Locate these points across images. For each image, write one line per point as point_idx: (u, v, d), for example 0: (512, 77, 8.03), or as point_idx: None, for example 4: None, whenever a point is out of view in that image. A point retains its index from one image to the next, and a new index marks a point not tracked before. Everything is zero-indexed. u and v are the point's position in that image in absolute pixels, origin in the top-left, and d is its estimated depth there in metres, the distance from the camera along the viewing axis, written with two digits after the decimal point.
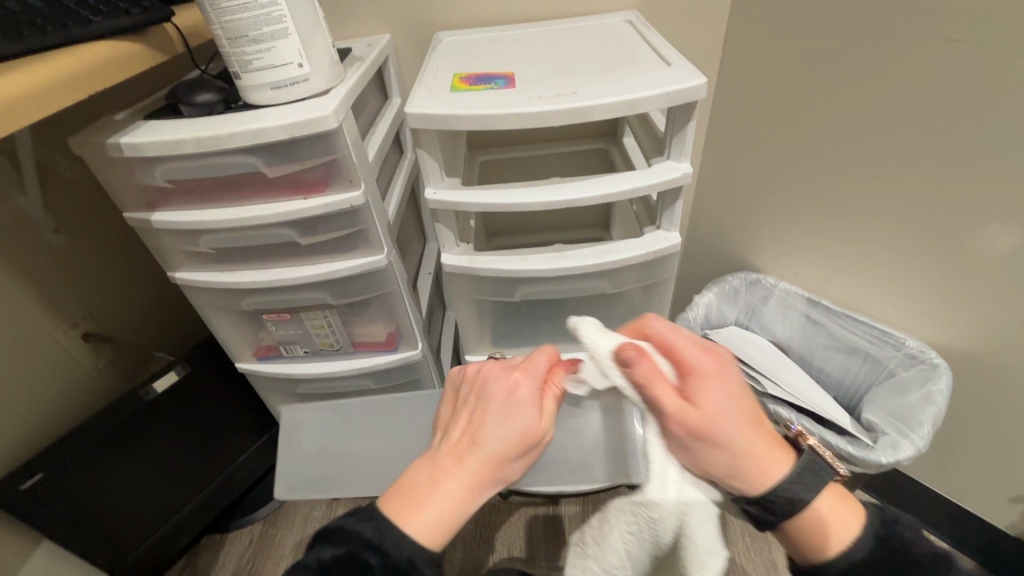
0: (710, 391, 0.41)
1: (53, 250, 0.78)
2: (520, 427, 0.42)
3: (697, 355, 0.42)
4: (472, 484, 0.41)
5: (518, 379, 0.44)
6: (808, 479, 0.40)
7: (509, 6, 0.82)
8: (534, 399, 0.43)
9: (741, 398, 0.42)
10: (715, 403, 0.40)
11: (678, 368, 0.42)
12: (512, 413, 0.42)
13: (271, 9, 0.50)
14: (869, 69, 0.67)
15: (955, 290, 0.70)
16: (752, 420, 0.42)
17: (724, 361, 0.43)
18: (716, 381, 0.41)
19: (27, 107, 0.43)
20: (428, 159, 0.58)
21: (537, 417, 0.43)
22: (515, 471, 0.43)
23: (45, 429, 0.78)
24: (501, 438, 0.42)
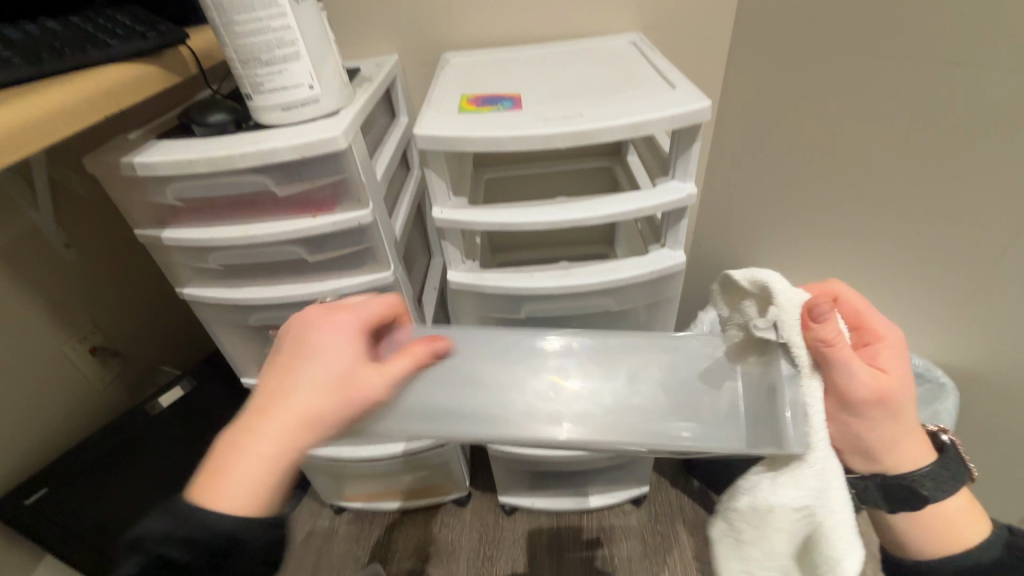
0: (893, 362, 0.43)
1: (64, 265, 0.79)
2: (339, 373, 0.40)
3: (882, 330, 0.43)
4: (282, 437, 0.37)
5: (332, 322, 0.42)
6: (950, 483, 0.46)
7: (516, 28, 0.83)
8: (351, 344, 0.41)
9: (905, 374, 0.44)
10: (897, 373, 0.43)
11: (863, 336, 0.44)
12: (329, 356, 0.40)
13: (283, 33, 0.51)
14: (871, 90, 0.68)
15: (960, 309, 0.70)
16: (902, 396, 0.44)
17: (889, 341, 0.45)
18: (896, 351, 0.44)
19: (45, 129, 0.44)
20: (435, 178, 0.59)
21: (354, 357, 0.41)
22: (339, 428, 0.39)
23: (52, 442, 0.78)
24: (318, 384, 0.39)
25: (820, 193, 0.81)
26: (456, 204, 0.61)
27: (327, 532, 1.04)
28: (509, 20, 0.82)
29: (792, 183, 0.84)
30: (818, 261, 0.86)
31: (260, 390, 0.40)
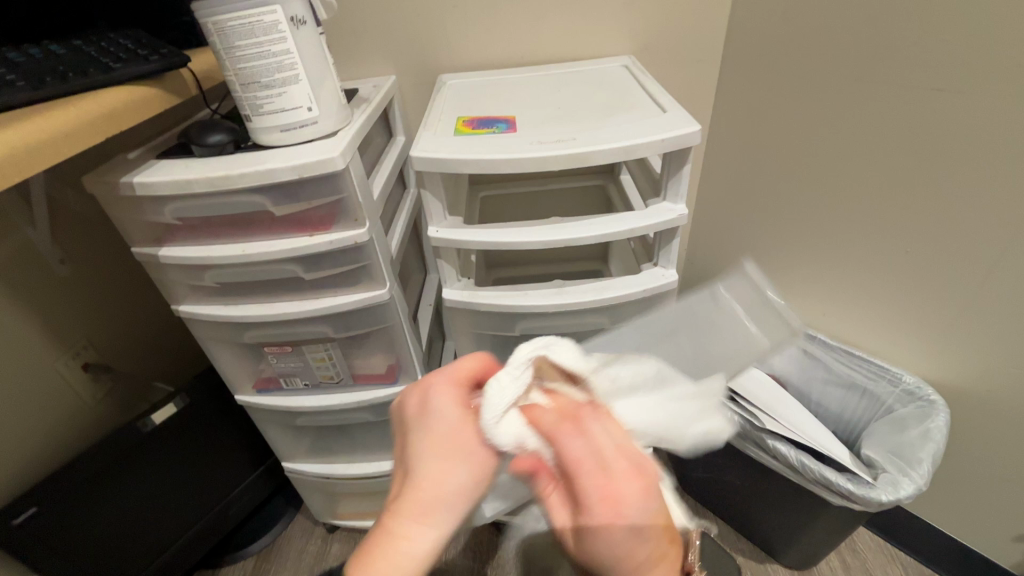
0: (594, 539, 0.31)
1: (58, 281, 0.79)
2: (455, 432, 0.35)
3: (604, 484, 0.31)
4: (414, 518, 0.33)
5: (434, 383, 0.38)
6: None
7: (513, 51, 0.85)
8: (455, 399, 0.37)
9: (641, 540, 0.31)
10: (598, 551, 0.31)
11: (570, 493, 0.33)
12: (436, 419, 0.36)
13: (283, 57, 0.52)
14: (859, 113, 0.71)
15: (948, 326, 0.71)
16: (653, 549, 0.32)
17: (635, 486, 0.31)
18: (610, 525, 0.31)
19: (48, 151, 0.45)
20: (431, 198, 0.60)
21: (466, 413, 0.36)
22: (477, 491, 0.34)
23: (42, 460, 0.77)
24: (439, 450, 0.34)
25: (811, 211, 0.82)
26: (452, 223, 0.62)
27: (318, 552, 1.03)
28: (505, 44, 0.84)
29: (784, 202, 0.86)
30: (810, 279, 0.87)
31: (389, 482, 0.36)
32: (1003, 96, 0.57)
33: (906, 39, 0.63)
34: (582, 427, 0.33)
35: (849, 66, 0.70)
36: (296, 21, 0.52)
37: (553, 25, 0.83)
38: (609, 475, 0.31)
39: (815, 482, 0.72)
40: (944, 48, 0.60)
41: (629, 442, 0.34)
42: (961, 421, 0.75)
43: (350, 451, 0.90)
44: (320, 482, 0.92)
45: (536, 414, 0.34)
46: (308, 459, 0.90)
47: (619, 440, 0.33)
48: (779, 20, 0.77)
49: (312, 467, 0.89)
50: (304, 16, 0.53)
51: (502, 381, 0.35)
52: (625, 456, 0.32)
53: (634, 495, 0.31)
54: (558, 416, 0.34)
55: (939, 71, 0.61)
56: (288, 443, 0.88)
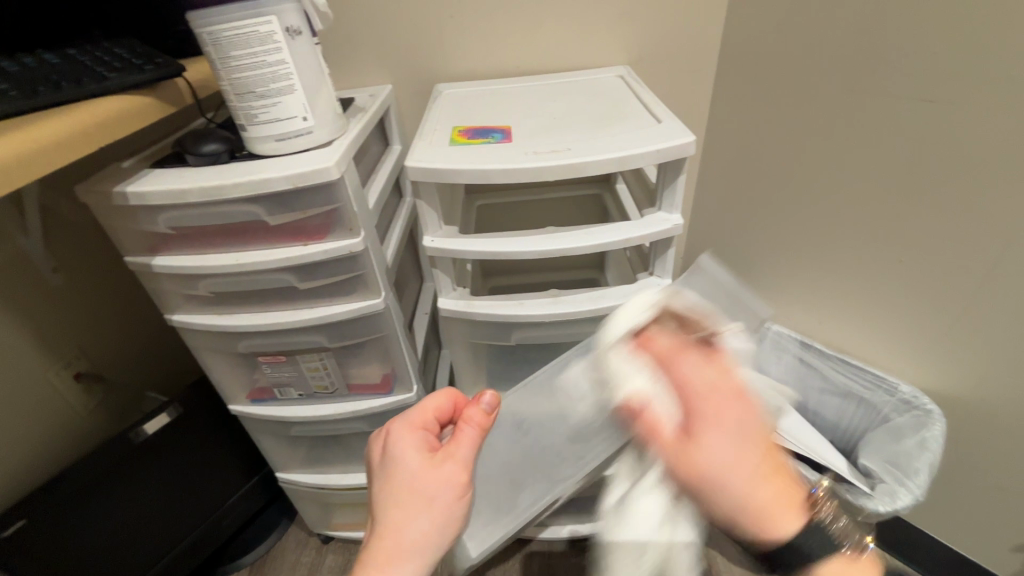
0: (704, 441, 0.34)
1: (51, 290, 0.78)
2: (413, 480, 0.43)
3: (713, 400, 0.35)
4: (384, 560, 0.41)
5: (394, 432, 0.46)
6: (819, 549, 0.34)
7: (509, 61, 0.85)
8: (413, 447, 0.45)
9: (747, 447, 0.34)
10: (709, 454, 0.33)
11: (681, 411, 0.36)
12: (399, 467, 0.44)
13: (277, 68, 0.52)
14: (852, 123, 0.71)
15: (943, 335, 0.71)
16: (764, 467, 0.34)
17: (741, 404, 0.35)
18: (719, 424, 0.34)
19: (39, 160, 0.44)
20: (426, 208, 0.60)
21: (422, 460, 0.44)
22: (434, 528, 0.43)
23: (32, 472, 0.76)
24: (400, 497, 0.43)
25: (806, 221, 0.83)
26: (447, 233, 0.62)
27: (312, 563, 1.01)
28: (501, 54, 0.85)
29: (778, 211, 0.86)
30: (805, 287, 0.87)
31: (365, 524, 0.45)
32: (995, 107, 0.57)
33: (900, 50, 0.63)
34: (688, 355, 0.37)
35: (842, 77, 0.70)
36: (291, 32, 0.52)
37: (549, 36, 0.83)
38: (713, 390, 0.35)
39: None
40: (937, 59, 0.60)
41: (733, 370, 0.37)
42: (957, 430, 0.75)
43: (345, 461, 0.89)
44: (314, 493, 0.91)
45: (653, 347, 0.39)
46: (302, 469, 0.89)
47: (724, 369, 0.37)
48: (772, 31, 0.77)
49: (307, 478, 0.89)
50: (299, 26, 0.53)
51: (623, 316, 0.41)
52: (730, 382, 0.36)
53: (738, 412, 0.34)
54: (670, 347, 0.38)
55: (932, 82, 0.62)
56: (282, 453, 0.87)
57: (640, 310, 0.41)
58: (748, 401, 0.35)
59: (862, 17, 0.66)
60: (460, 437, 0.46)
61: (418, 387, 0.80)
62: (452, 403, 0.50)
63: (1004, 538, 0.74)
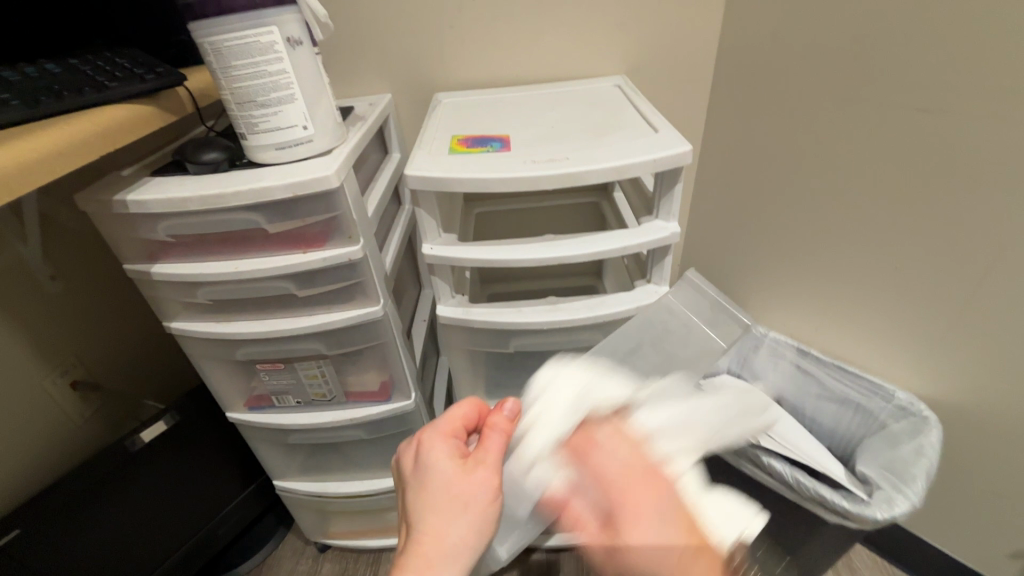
0: (626, 534, 0.41)
1: (48, 297, 0.78)
2: (447, 487, 0.43)
3: (630, 484, 0.43)
4: (425, 563, 0.39)
5: (424, 440, 0.46)
6: None
7: (508, 70, 0.86)
8: (444, 452, 0.45)
9: (671, 534, 0.40)
10: (631, 547, 0.40)
11: (598, 510, 0.44)
12: (431, 474, 0.44)
13: (279, 77, 0.53)
14: (847, 133, 0.72)
15: (939, 342, 0.72)
16: (688, 551, 0.40)
17: (653, 485, 0.43)
18: (637, 517, 0.41)
19: (40, 169, 0.44)
20: (426, 216, 0.60)
21: (455, 464, 0.44)
22: (473, 530, 0.41)
23: (27, 480, 0.76)
24: (436, 502, 0.42)
25: (802, 228, 0.83)
26: (445, 241, 0.62)
27: (308, 572, 1.01)
28: (500, 63, 0.85)
29: (774, 219, 0.87)
30: (802, 294, 0.88)
31: (399, 535, 0.43)
32: (987, 116, 0.58)
33: (893, 60, 0.65)
34: (605, 445, 0.46)
35: (837, 86, 0.71)
36: (292, 42, 0.52)
37: (547, 45, 0.84)
38: (620, 485, 0.43)
39: (809, 499, 0.72)
40: (929, 69, 0.62)
41: (646, 448, 0.47)
42: (953, 437, 0.75)
43: (343, 469, 0.89)
44: (311, 501, 0.91)
45: (582, 431, 0.47)
46: (299, 477, 0.89)
47: (637, 449, 0.46)
48: (767, 41, 0.79)
49: (304, 485, 0.88)
50: (300, 36, 0.53)
51: (549, 407, 0.48)
52: (643, 462, 0.45)
53: (650, 498, 0.42)
54: (597, 428, 0.47)
55: (924, 92, 0.63)
56: (280, 461, 0.87)
57: (591, 396, 0.49)
58: (654, 496, 0.42)
59: (856, 28, 0.67)
60: (490, 440, 0.46)
61: (416, 394, 0.80)
62: (476, 413, 0.51)
63: (1001, 545, 0.75)
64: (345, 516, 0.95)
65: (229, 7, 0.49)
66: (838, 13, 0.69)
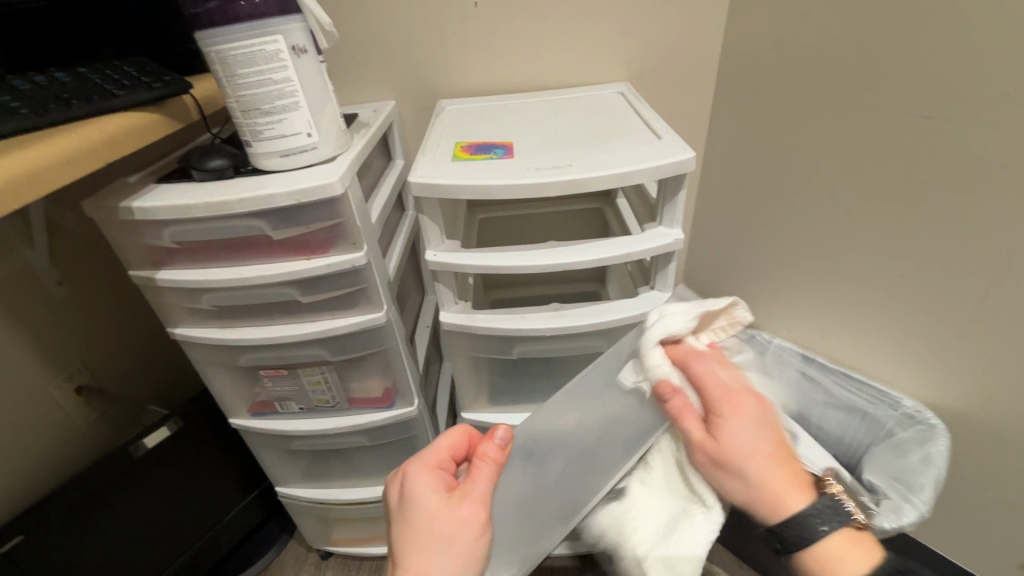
0: (729, 427, 0.45)
1: (55, 303, 0.79)
2: (431, 521, 0.43)
3: (727, 397, 0.46)
4: None
5: (410, 470, 0.46)
6: (829, 519, 0.43)
7: (511, 77, 0.87)
8: (432, 484, 0.45)
9: (763, 431, 0.45)
10: (733, 437, 0.44)
11: (704, 405, 0.47)
12: (416, 507, 0.44)
13: (283, 85, 0.53)
14: (852, 139, 0.72)
15: (945, 349, 0.71)
16: (775, 453, 0.45)
17: (752, 405, 0.46)
18: (738, 415, 0.45)
19: (48, 176, 0.45)
20: (429, 222, 0.60)
21: (443, 498, 0.45)
22: (459, 564, 0.43)
23: (33, 486, 0.76)
24: (422, 537, 0.43)
25: (807, 234, 0.83)
26: (448, 247, 0.62)
27: None
28: (504, 70, 0.86)
29: (778, 225, 0.87)
30: (806, 301, 0.87)
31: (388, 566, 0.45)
32: (991, 123, 0.58)
33: (897, 67, 0.65)
34: (712, 361, 0.48)
35: (841, 92, 0.71)
36: (296, 50, 0.53)
37: (551, 52, 0.85)
38: (730, 391, 0.47)
39: None
40: (933, 76, 0.62)
41: (734, 371, 0.49)
42: (959, 445, 0.74)
43: (346, 475, 0.89)
44: (314, 507, 0.91)
45: (682, 349, 0.49)
46: (302, 483, 0.89)
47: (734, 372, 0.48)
48: (771, 48, 0.79)
49: (307, 492, 0.88)
50: (305, 45, 0.54)
51: (660, 323, 0.49)
52: (743, 384, 0.47)
53: (742, 415, 0.45)
54: (694, 352, 0.49)
55: (928, 99, 0.63)
56: (283, 467, 0.87)
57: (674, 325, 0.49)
58: (760, 403, 0.46)
59: (859, 35, 0.67)
60: (478, 473, 0.46)
61: (419, 400, 0.80)
62: (465, 441, 0.50)
63: (1009, 556, 0.73)
64: (347, 523, 0.95)
65: (236, 16, 0.50)
66: (842, 19, 0.69)
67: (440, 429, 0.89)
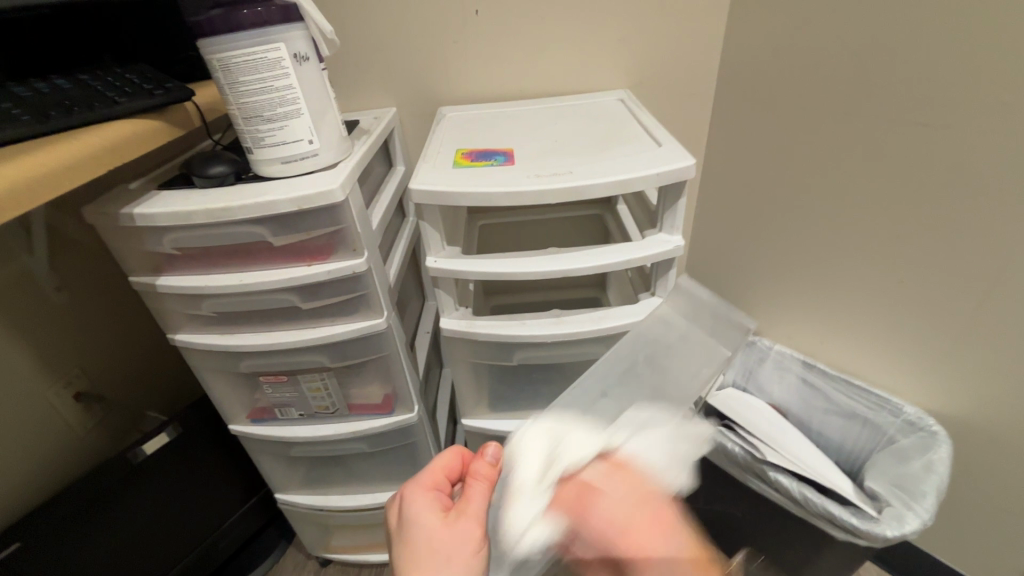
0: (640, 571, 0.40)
1: (54, 309, 0.79)
2: (427, 540, 0.42)
3: (632, 530, 0.41)
4: None
5: (405, 496, 0.46)
6: None
7: (511, 84, 0.87)
8: (427, 507, 0.45)
9: (678, 553, 0.41)
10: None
11: (607, 544, 0.42)
12: (414, 527, 0.44)
13: (285, 92, 0.53)
14: (851, 146, 0.72)
15: (947, 356, 0.71)
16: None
17: (654, 528, 0.41)
18: (645, 550, 0.41)
19: (51, 182, 0.45)
20: (429, 229, 0.60)
21: (439, 518, 0.44)
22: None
23: (31, 493, 0.76)
24: (420, 558, 0.42)
25: (807, 241, 0.83)
26: (448, 253, 0.62)
27: None
28: (504, 77, 0.86)
29: (778, 231, 0.87)
30: (806, 307, 0.87)
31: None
32: (990, 130, 0.58)
33: (894, 75, 0.65)
34: (599, 494, 0.43)
35: (839, 100, 0.72)
36: (298, 58, 0.53)
37: (551, 59, 0.85)
38: (630, 519, 0.42)
39: (818, 516, 0.71)
40: (930, 84, 0.62)
41: (640, 480, 0.45)
42: (961, 452, 0.74)
43: (345, 482, 0.88)
44: (312, 514, 0.90)
45: (571, 484, 0.44)
46: (300, 490, 0.88)
47: (632, 490, 0.44)
48: (769, 56, 0.79)
49: (305, 498, 0.88)
50: (307, 52, 0.54)
51: (529, 468, 0.45)
52: (636, 506, 0.43)
53: (652, 533, 0.41)
54: (582, 485, 0.44)
55: (926, 107, 0.63)
56: (282, 474, 0.87)
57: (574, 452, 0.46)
58: (663, 522, 0.42)
59: (857, 43, 0.68)
60: (472, 488, 0.45)
61: (419, 406, 0.80)
62: (459, 461, 0.50)
63: (1013, 564, 0.73)
64: (347, 529, 0.94)
65: (239, 24, 0.50)
66: (839, 28, 0.69)
67: (440, 436, 0.88)
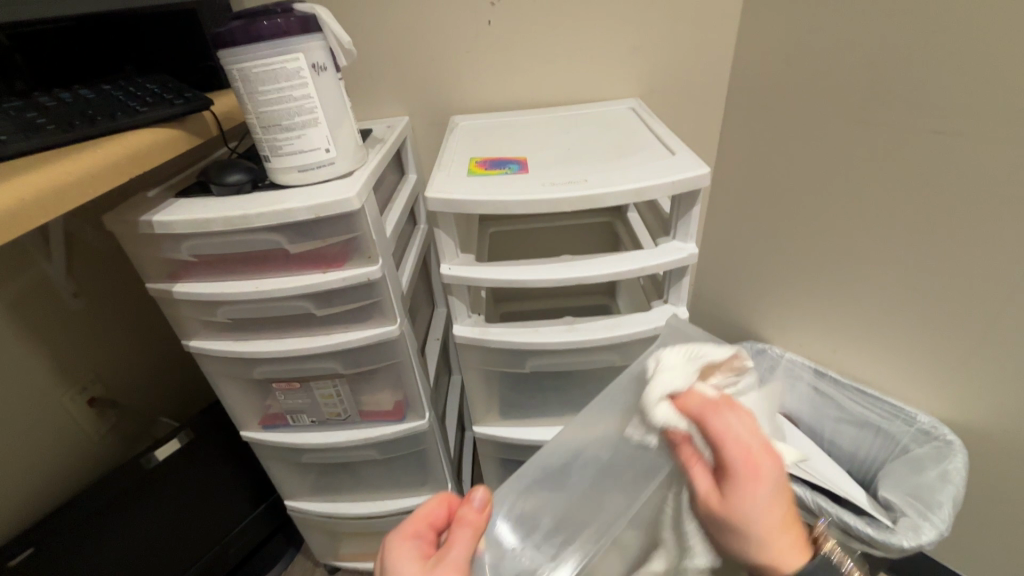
0: (744, 500, 0.38)
1: (71, 315, 0.79)
2: None
3: (750, 453, 0.39)
4: None
5: (390, 543, 0.43)
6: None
7: (523, 94, 0.88)
8: (408, 554, 0.41)
9: (777, 499, 0.39)
10: (745, 509, 0.39)
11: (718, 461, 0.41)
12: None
13: (303, 101, 0.54)
14: (864, 154, 0.72)
15: (961, 365, 0.70)
16: (785, 514, 0.40)
17: (771, 464, 0.39)
18: (756, 481, 0.38)
19: (76, 191, 0.46)
20: (443, 236, 0.61)
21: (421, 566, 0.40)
22: None
23: (47, 498, 0.76)
24: None
25: (819, 249, 0.83)
26: (461, 264, 0.62)
27: None
28: (515, 87, 0.87)
29: (790, 239, 0.87)
30: (818, 315, 0.87)
31: None
32: (1004, 139, 0.59)
33: (907, 84, 0.65)
34: (726, 411, 0.41)
35: (851, 108, 0.72)
36: (317, 68, 0.54)
37: (562, 69, 0.86)
38: (763, 447, 0.40)
39: (832, 525, 0.71)
40: (944, 93, 0.62)
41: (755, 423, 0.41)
42: (976, 462, 0.73)
43: (354, 489, 0.88)
44: (322, 521, 0.90)
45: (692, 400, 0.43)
46: (310, 497, 0.88)
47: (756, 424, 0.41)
48: (780, 66, 0.80)
49: (315, 506, 0.87)
50: (324, 62, 0.55)
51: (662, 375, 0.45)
52: (761, 438, 0.40)
53: (758, 482, 0.39)
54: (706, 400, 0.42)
55: (940, 116, 0.63)
56: (292, 480, 0.87)
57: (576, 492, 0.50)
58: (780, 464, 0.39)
59: (869, 53, 0.68)
60: (458, 536, 0.42)
61: (430, 414, 0.80)
62: (444, 509, 0.45)
63: None
64: (356, 537, 0.94)
65: (258, 35, 0.51)
66: (852, 39, 0.70)
67: (450, 444, 0.88)
